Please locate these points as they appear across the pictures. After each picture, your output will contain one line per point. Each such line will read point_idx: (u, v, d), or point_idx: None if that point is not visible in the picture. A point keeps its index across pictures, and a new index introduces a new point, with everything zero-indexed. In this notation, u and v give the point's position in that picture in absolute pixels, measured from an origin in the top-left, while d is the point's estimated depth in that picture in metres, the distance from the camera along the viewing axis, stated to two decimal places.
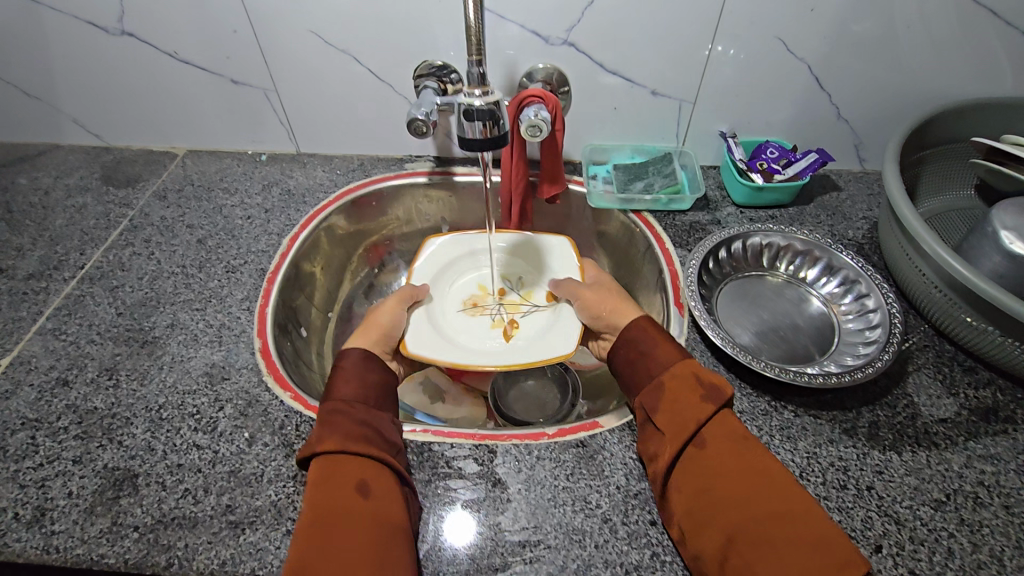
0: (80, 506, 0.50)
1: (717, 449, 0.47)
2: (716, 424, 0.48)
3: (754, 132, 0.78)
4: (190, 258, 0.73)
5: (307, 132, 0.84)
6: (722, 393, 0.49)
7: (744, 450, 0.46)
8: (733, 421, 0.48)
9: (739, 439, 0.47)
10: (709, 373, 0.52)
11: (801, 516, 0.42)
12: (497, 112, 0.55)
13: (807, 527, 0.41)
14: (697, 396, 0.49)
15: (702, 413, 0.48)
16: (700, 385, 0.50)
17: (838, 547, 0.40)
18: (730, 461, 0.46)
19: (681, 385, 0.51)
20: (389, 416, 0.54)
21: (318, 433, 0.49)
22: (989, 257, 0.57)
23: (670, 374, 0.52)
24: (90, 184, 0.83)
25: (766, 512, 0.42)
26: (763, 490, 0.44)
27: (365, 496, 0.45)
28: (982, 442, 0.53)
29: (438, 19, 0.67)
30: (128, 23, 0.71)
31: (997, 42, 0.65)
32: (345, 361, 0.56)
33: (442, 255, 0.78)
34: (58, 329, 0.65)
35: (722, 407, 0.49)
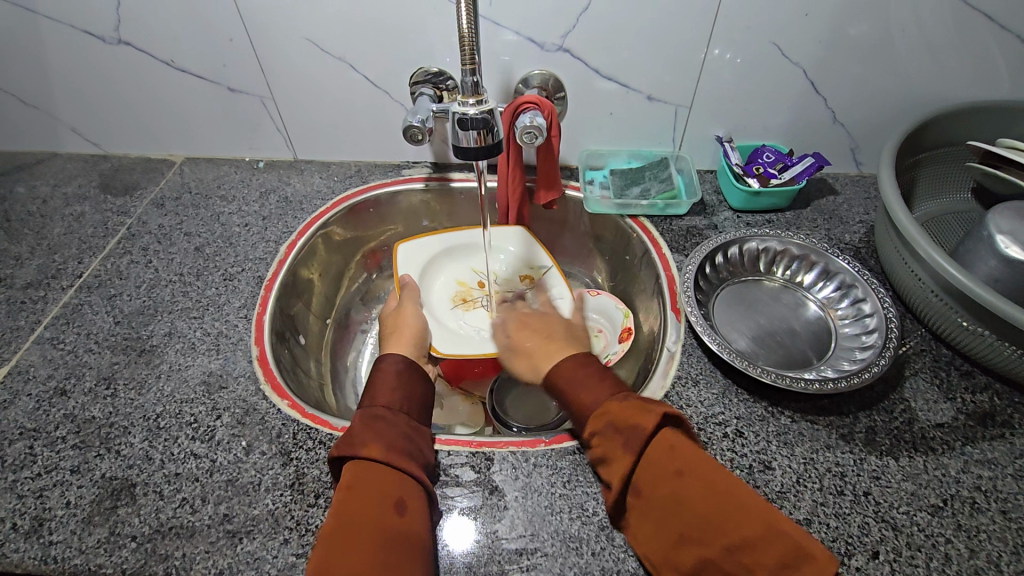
0: (78, 516, 0.50)
1: (655, 494, 0.44)
2: (647, 467, 0.44)
3: (750, 136, 0.78)
4: (187, 266, 0.73)
5: (304, 139, 0.84)
6: (641, 437, 0.44)
7: (683, 487, 0.42)
8: (669, 452, 0.44)
9: (674, 474, 0.43)
10: (624, 412, 0.47)
11: (757, 541, 0.39)
12: (491, 120, 0.55)
13: (763, 554, 0.39)
14: (618, 449, 0.46)
15: (623, 469, 0.45)
16: (618, 433, 0.46)
17: None
18: (669, 504, 0.43)
19: (602, 437, 0.47)
20: (425, 429, 0.53)
21: (359, 436, 0.48)
22: (985, 261, 0.57)
23: (589, 433, 0.48)
24: (88, 192, 0.84)
25: (718, 551, 0.40)
26: (709, 526, 0.41)
27: (400, 511, 0.43)
28: (979, 446, 0.53)
29: (433, 26, 0.68)
30: (125, 31, 0.72)
31: (992, 45, 0.65)
32: (388, 366, 0.57)
33: (420, 259, 0.80)
34: (56, 338, 0.65)
35: (646, 451, 0.44)
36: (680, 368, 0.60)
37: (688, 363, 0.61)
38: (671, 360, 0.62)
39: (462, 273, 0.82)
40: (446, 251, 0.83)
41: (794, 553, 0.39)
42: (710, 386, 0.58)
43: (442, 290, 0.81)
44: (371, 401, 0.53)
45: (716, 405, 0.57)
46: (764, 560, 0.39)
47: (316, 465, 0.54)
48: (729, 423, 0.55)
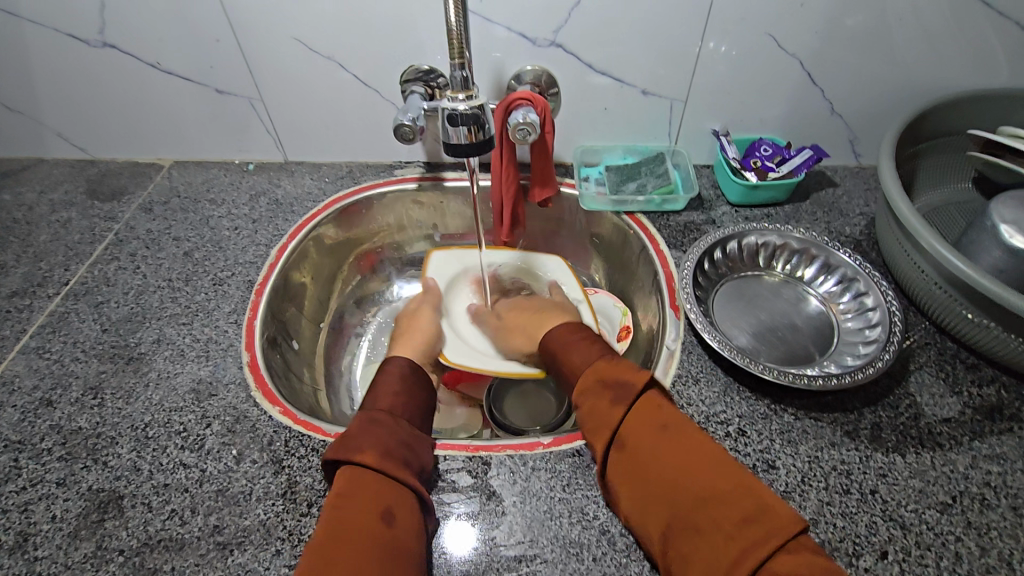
0: (64, 531, 0.49)
1: (637, 443, 0.44)
2: (632, 420, 0.45)
3: (747, 130, 0.76)
4: (176, 271, 0.72)
5: (294, 141, 0.83)
6: (630, 386, 0.47)
7: (662, 439, 0.43)
8: (655, 409, 0.45)
9: (658, 427, 0.44)
10: (615, 370, 0.49)
11: (729, 495, 0.39)
12: (483, 116, 0.54)
13: (732, 508, 0.38)
14: (607, 402, 0.47)
15: (608, 419, 0.46)
16: (608, 387, 0.48)
17: (774, 518, 0.37)
18: (650, 451, 0.43)
19: (590, 392, 0.49)
20: (426, 436, 0.52)
21: (356, 439, 0.46)
22: (989, 252, 0.56)
23: (578, 390, 0.50)
24: (75, 198, 0.82)
25: (689, 500, 0.40)
26: (683, 476, 0.41)
27: (390, 522, 0.42)
28: (988, 441, 0.52)
29: (422, 22, 0.66)
30: (109, 34, 0.70)
31: (991, 33, 0.64)
32: (392, 369, 0.56)
33: (451, 266, 0.80)
34: (41, 347, 0.63)
35: (634, 399, 0.46)
36: (681, 366, 0.59)
37: (688, 361, 0.60)
38: (671, 358, 0.60)
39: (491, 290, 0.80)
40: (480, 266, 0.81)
41: (762, 509, 0.38)
42: (711, 384, 0.57)
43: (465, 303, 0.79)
44: (372, 405, 0.52)
45: (718, 403, 0.56)
46: (732, 514, 0.38)
47: (309, 473, 0.52)
48: (732, 421, 0.54)
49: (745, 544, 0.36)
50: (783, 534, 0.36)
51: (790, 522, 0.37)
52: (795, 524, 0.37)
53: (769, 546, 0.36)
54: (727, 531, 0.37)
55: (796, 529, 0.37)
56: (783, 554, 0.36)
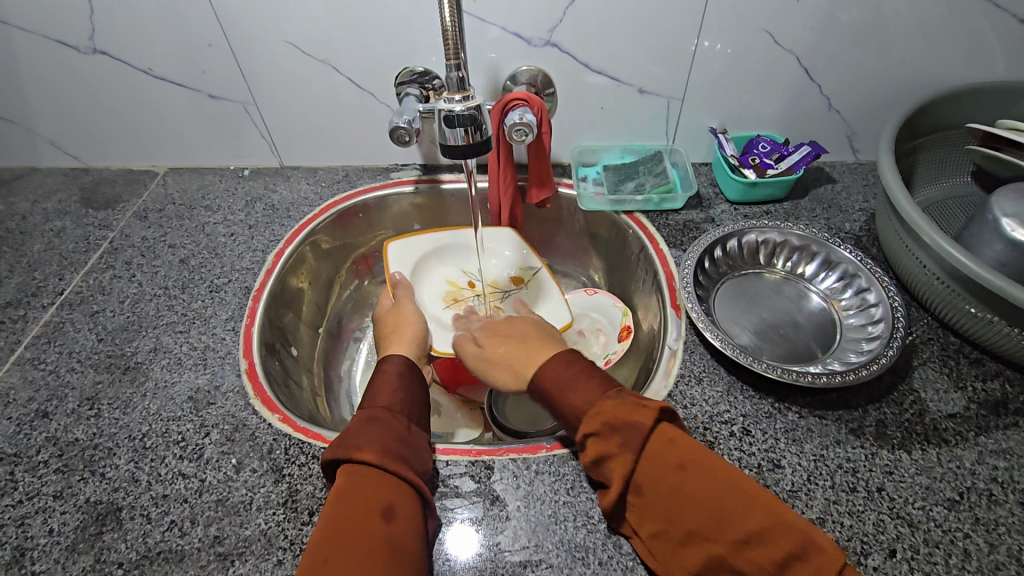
0: (61, 544, 0.48)
1: (658, 487, 0.42)
2: (649, 464, 0.42)
3: (745, 127, 0.76)
4: (172, 278, 0.71)
5: (290, 145, 0.82)
6: (640, 430, 0.43)
7: (686, 482, 0.41)
8: (669, 448, 0.42)
9: (677, 469, 0.41)
10: (619, 410, 0.45)
11: (763, 534, 0.38)
12: (479, 117, 0.54)
13: (768, 549, 0.37)
14: (618, 448, 0.44)
15: (624, 467, 0.43)
16: (615, 432, 0.44)
17: (809, 556, 0.37)
18: (672, 496, 0.41)
19: (597, 437, 0.45)
20: (423, 433, 0.51)
21: (353, 438, 0.46)
22: (991, 245, 0.55)
23: (582, 434, 0.46)
24: (69, 207, 0.81)
25: (723, 546, 0.39)
26: (713, 520, 0.39)
27: (388, 518, 0.41)
28: (994, 436, 0.52)
29: (416, 24, 0.66)
30: (100, 41, 0.70)
31: (987, 26, 0.64)
32: (388, 367, 0.55)
33: (409, 258, 0.79)
34: (37, 358, 0.63)
35: (647, 442, 0.43)
36: (683, 365, 0.59)
37: (691, 361, 0.59)
38: (673, 357, 0.60)
39: (451, 273, 0.81)
40: (436, 250, 0.81)
41: (798, 543, 0.37)
42: (714, 383, 0.57)
43: (434, 288, 0.79)
44: (369, 402, 0.51)
45: (721, 402, 0.55)
46: (769, 554, 0.37)
47: (310, 481, 0.52)
48: (736, 421, 0.54)
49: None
50: (825, 574, 0.36)
51: (828, 557, 0.36)
52: (836, 559, 0.36)
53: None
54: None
55: (837, 564, 0.36)
56: None
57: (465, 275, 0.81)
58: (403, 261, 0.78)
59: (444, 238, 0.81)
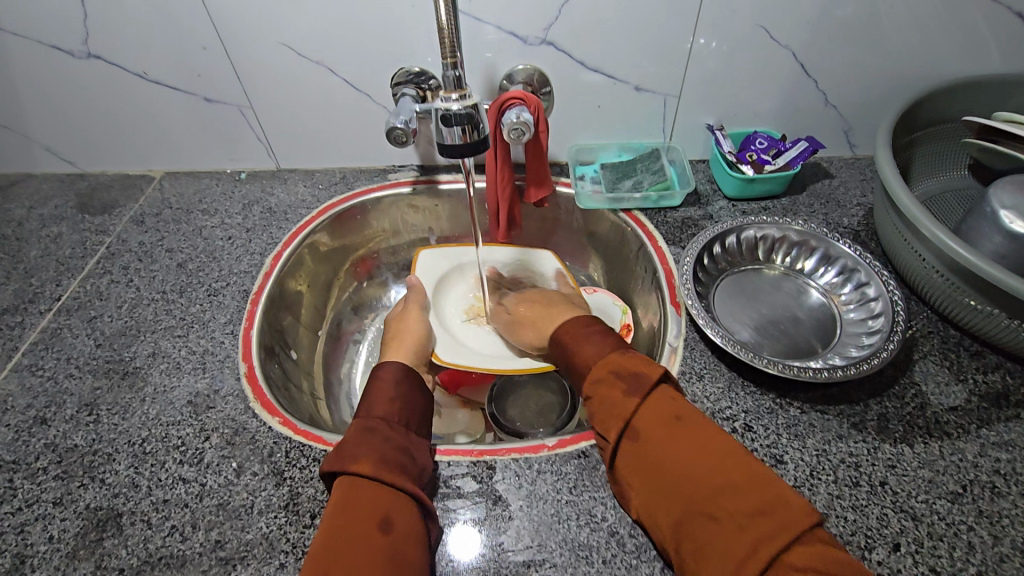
0: (62, 551, 0.48)
1: (649, 433, 0.44)
2: (647, 409, 0.45)
3: (742, 123, 0.76)
4: (170, 282, 0.71)
5: (287, 148, 0.82)
6: (643, 379, 0.47)
7: (676, 430, 0.43)
8: (669, 399, 0.46)
9: (672, 417, 0.44)
10: (630, 361, 0.50)
11: (744, 484, 0.39)
12: (476, 116, 0.54)
13: (746, 499, 0.38)
14: (619, 391, 0.47)
15: (624, 408, 0.46)
16: (623, 377, 0.48)
17: (783, 512, 0.37)
18: (660, 442, 0.43)
19: (604, 385, 0.49)
20: (422, 439, 0.51)
21: (349, 450, 0.45)
22: (990, 238, 0.55)
23: (591, 380, 0.50)
24: (65, 213, 0.81)
25: (704, 491, 0.39)
26: (698, 463, 0.41)
27: (387, 529, 0.41)
28: (995, 428, 0.52)
29: (412, 24, 0.66)
30: (94, 45, 0.69)
31: (982, 20, 0.64)
32: (385, 374, 0.55)
33: (438, 268, 0.80)
34: (34, 365, 0.62)
35: (648, 391, 0.46)
36: (684, 362, 0.59)
37: (692, 357, 0.59)
38: (674, 354, 0.60)
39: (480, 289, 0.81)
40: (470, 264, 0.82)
41: (777, 501, 0.38)
42: (715, 379, 0.57)
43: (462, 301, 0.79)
44: (365, 412, 0.51)
45: (722, 399, 0.55)
46: (747, 504, 0.38)
47: (311, 484, 0.51)
48: (738, 417, 0.54)
49: (764, 534, 0.36)
50: (797, 526, 0.36)
51: (805, 513, 0.37)
52: (810, 518, 0.37)
53: (786, 537, 0.36)
54: (743, 522, 0.37)
55: (811, 522, 0.36)
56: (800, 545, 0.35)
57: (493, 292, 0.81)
58: (433, 268, 0.80)
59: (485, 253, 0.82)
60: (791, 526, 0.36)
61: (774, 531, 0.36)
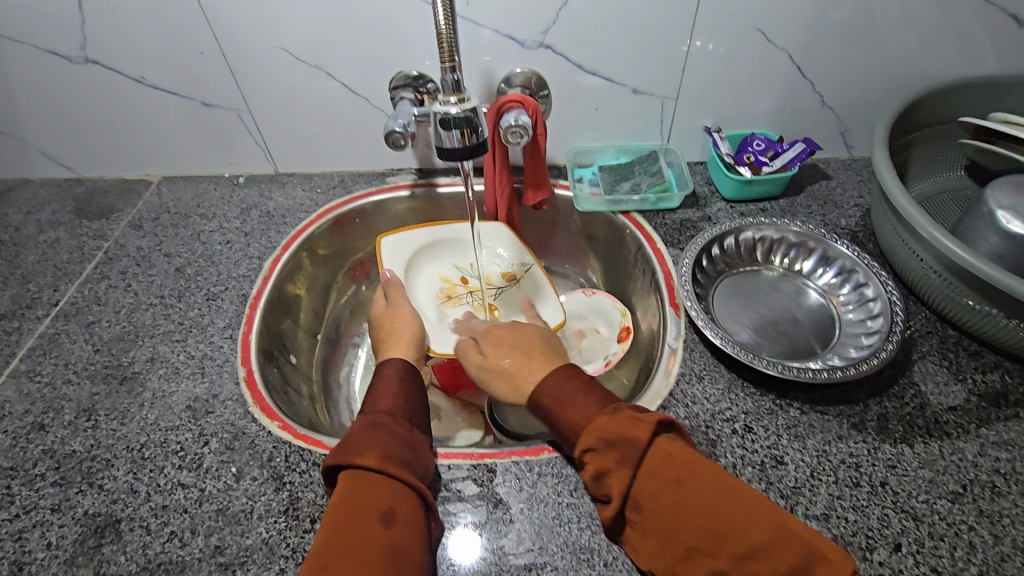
0: (60, 558, 0.48)
1: (656, 503, 0.41)
2: (647, 479, 0.42)
3: (739, 125, 0.77)
4: (168, 287, 0.70)
5: (285, 152, 0.82)
6: (634, 447, 0.43)
7: (683, 496, 0.41)
8: (666, 463, 0.42)
9: (674, 485, 0.41)
10: (614, 426, 0.45)
11: (763, 548, 0.38)
12: (475, 118, 0.54)
13: (770, 566, 0.37)
14: (614, 465, 0.44)
15: (621, 485, 0.43)
16: (612, 448, 0.44)
17: (812, 571, 0.36)
18: (670, 512, 0.41)
19: (593, 454, 0.45)
20: (425, 436, 0.51)
21: (354, 443, 0.45)
22: (987, 238, 0.56)
23: (580, 450, 0.46)
24: (62, 218, 0.81)
25: (726, 562, 0.38)
26: (715, 532, 0.39)
27: (388, 522, 0.40)
28: (995, 428, 0.52)
29: (409, 28, 0.66)
30: (92, 50, 0.69)
31: (977, 22, 0.65)
32: (388, 370, 0.55)
33: (402, 255, 0.78)
34: (32, 370, 0.62)
35: (643, 460, 0.42)
36: (684, 363, 0.59)
37: (691, 359, 0.59)
38: (674, 356, 0.60)
39: (445, 270, 0.81)
40: (432, 246, 0.81)
41: (801, 559, 0.37)
42: (715, 381, 0.57)
43: (430, 284, 0.80)
44: (369, 408, 0.51)
45: (722, 400, 0.55)
46: (772, 570, 0.37)
47: (311, 489, 0.51)
48: (738, 418, 0.54)
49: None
50: None
51: (834, 568, 0.36)
52: (838, 567, 0.36)
53: None
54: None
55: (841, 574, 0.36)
56: None
57: (458, 270, 0.81)
58: (398, 257, 0.77)
59: (443, 231, 0.81)
60: None
61: None
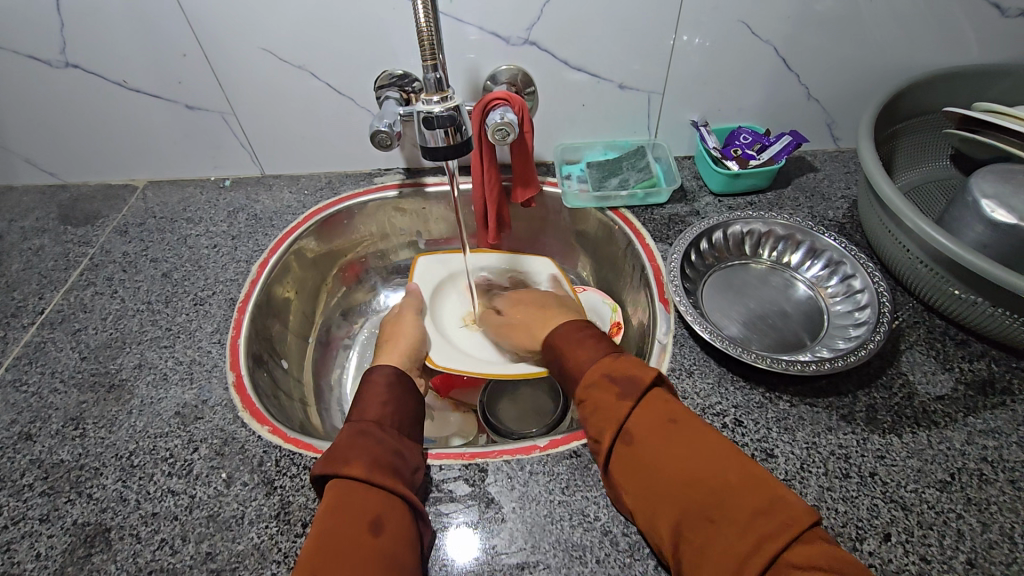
0: (49, 569, 0.47)
1: (646, 433, 0.43)
2: (642, 411, 0.45)
3: (726, 119, 0.77)
4: (155, 293, 0.70)
5: (271, 154, 0.82)
6: (638, 381, 0.47)
7: (673, 431, 0.43)
8: (663, 402, 0.45)
9: (666, 420, 0.44)
10: (622, 365, 0.49)
11: (742, 486, 0.39)
12: (458, 117, 0.54)
13: (746, 501, 0.38)
14: (613, 395, 0.47)
15: (615, 413, 0.45)
16: (614, 382, 0.48)
17: (784, 512, 0.37)
18: (658, 441, 0.43)
19: (597, 389, 0.48)
20: (414, 442, 0.51)
21: (342, 453, 0.45)
22: (972, 227, 0.56)
23: (584, 384, 0.50)
24: (47, 225, 0.80)
25: (701, 493, 0.39)
26: (696, 464, 0.41)
27: (377, 531, 0.40)
28: (982, 416, 0.52)
29: (394, 26, 0.65)
30: (71, 54, 0.68)
31: (960, 12, 0.65)
32: (378, 376, 0.55)
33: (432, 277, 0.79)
34: (18, 379, 0.61)
35: (643, 393, 0.46)
36: (674, 359, 0.59)
37: (681, 354, 0.59)
38: (664, 351, 0.60)
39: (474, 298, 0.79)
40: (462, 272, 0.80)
41: (778, 500, 0.38)
42: (705, 376, 0.57)
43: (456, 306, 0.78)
44: (356, 415, 0.51)
45: (712, 395, 0.55)
46: (749, 504, 0.38)
47: (302, 492, 0.51)
48: (728, 412, 0.54)
49: (764, 535, 0.36)
50: (799, 525, 0.36)
51: (802, 513, 0.37)
52: (809, 516, 0.37)
53: (788, 536, 0.36)
54: (743, 522, 0.37)
55: (809, 520, 0.36)
56: (801, 544, 0.36)
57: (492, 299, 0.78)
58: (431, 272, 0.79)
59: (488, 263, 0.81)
60: (795, 523, 0.36)
61: (782, 529, 0.36)
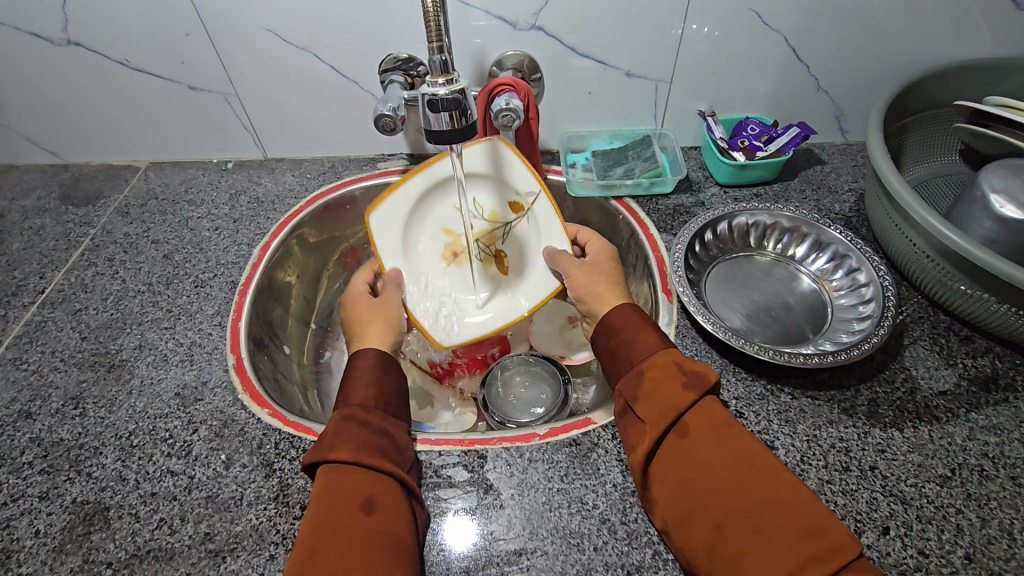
0: (48, 546, 0.47)
1: (702, 434, 0.43)
2: (699, 410, 0.45)
3: (733, 110, 0.76)
4: (156, 274, 0.70)
5: (275, 137, 0.81)
6: (707, 379, 0.46)
7: (729, 440, 0.42)
8: (720, 409, 0.45)
9: (723, 426, 0.43)
10: (691, 360, 0.48)
11: (790, 501, 0.39)
12: (463, 101, 0.53)
13: (793, 520, 0.38)
14: (676, 385, 0.46)
15: (677, 406, 0.45)
16: (681, 373, 0.47)
17: (829, 539, 0.36)
18: (719, 445, 0.42)
19: (661, 372, 0.47)
20: (400, 423, 0.50)
21: (329, 439, 0.45)
22: (980, 223, 0.55)
23: (649, 364, 0.49)
24: (48, 204, 0.80)
25: (752, 502, 0.39)
26: (745, 475, 0.40)
27: (368, 510, 0.41)
28: (984, 412, 0.52)
29: (398, 8, 0.64)
30: (74, 32, 0.68)
31: (973, 5, 0.64)
32: (361, 361, 0.53)
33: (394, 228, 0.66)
34: (19, 358, 0.61)
35: (706, 393, 0.45)
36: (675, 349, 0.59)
37: (683, 345, 0.59)
38: None
39: (444, 219, 0.71)
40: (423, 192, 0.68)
41: (822, 523, 0.37)
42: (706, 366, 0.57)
43: (430, 238, 0.71)
44: (341, 401, 0.50)
45: None
46: (797, 523, 0.38)
47: (301, 475, 0.51)
48: (729, 403, 0.54)
49: (807, 557, 0.36)
50: (844, 553, 0.36)
51: (847, 541, 0.36)
52: (855, 544, 0.36)
53: (836, 562, 0.35)
54: (789, 540, 0.37)
55: (855, 550, 0.36)
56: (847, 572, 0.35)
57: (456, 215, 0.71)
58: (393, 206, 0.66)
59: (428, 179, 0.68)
60: (838, 551, 0.36)
61: (826, 553, 0.36)
